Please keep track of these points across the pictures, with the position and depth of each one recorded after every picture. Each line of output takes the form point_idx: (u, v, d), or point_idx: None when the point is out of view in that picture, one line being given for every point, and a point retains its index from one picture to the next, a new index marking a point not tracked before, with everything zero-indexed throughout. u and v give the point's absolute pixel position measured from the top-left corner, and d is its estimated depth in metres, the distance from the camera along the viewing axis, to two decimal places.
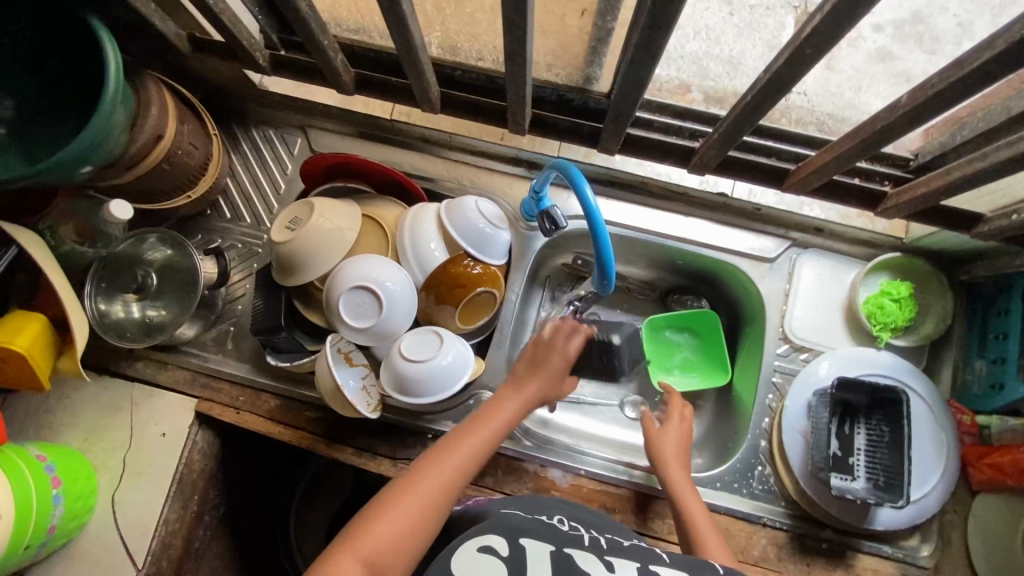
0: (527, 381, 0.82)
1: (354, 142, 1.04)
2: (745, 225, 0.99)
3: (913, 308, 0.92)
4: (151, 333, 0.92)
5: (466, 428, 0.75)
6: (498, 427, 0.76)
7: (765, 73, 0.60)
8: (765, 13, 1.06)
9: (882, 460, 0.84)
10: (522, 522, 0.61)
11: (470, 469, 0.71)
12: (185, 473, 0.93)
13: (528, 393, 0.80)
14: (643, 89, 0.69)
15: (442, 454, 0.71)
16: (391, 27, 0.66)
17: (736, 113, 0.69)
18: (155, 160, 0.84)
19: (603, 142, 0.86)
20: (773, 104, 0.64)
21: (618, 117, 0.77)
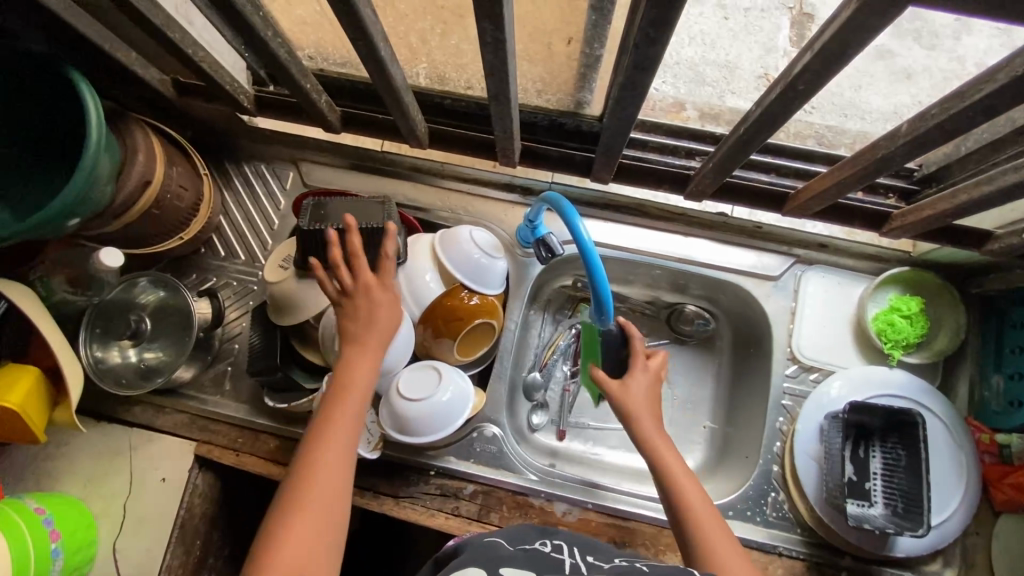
0: (365, 330, 0.76)
1: (347, 173, 1.03)
2: (746, 244, 0.97)
3: (925, 323, 0.89)
4: (148, 377, 0.91)
5: (333, 405, 0.71)
6: (367, 372, 0.74)
7: (756, 107, 0.58)
8: (760, 16, 1.06)
9: (899, 484, 0.81)
10: (501, 552, 0.61)
11: (354, 424, 0.71)
12: (186, 518, 0.92)
13: (375, 346, 0.76)
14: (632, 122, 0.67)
15: (322, 439, 0.68)
16: (370, 69, 0.65)
17: (729, 142, 0.66)
18: (144, 206, 0.83)
19: (596, 172, 0.84)
20: (767, 137, 0.62)
21: (609, 151, 0.75)
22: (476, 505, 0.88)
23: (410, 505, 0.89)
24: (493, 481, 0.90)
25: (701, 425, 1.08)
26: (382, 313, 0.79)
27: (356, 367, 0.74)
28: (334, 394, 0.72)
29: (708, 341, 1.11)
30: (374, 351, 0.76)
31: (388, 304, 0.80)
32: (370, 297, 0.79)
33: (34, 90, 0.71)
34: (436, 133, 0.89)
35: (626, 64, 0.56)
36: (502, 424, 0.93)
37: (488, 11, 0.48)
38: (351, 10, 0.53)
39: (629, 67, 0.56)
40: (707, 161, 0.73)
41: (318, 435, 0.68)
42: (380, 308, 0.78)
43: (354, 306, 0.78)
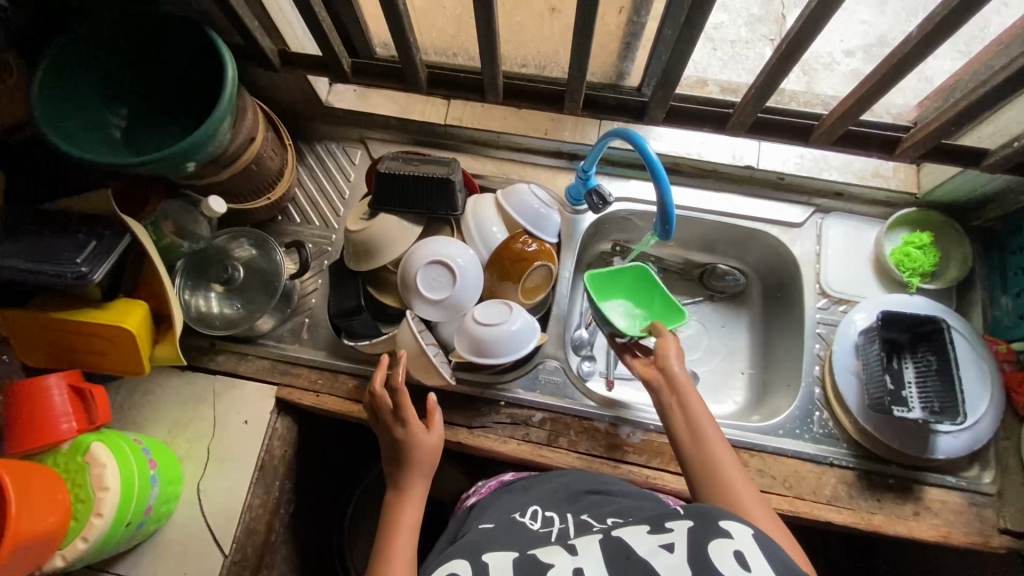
0: (400, 467, 0.83)
1: (410, 148, 1.16)
2: (771, 195, 1.09)
3: (936, 254, 1.01)
4: (234, 324, 0.98)
5: (391, 530, 0.78)
6: (414, 496, 0.82)
7: (799, 20, 0.72)
8: (746, 47, 1.18)
9: (933, 387, 0.89)
10: (486, 539, 0.72)
11: (409, 538, 0.78)
12: (267, 458, 0.97)
13: (413, 479, 0.83)
14: (683, 60, 0.81)
15: (386, 554, 0.75)
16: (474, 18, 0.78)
17: (773, 61, 0.79)
18: (247, 159, 0.94)
19: (649, 112, 0.93)
20: (803, 51, 0.75)
21: (667, 81, 0.85)
22: (546, 431, 0.95)
23: (484, 433, 0.95)
24: (560, 408, 0.96)
25: (739, 371, 1.15)
26: (410, 446, 0.84)
27: (403, 503, 0.81)
28: (388, 519, 0.80)
29: (740, 295, 1.20)
30: (418, 487, 0.83)
31: (419, 433, 0.85)
32: (401, 432, 0.85)
33: (174, 46, 0.83)
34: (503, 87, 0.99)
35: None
36: (563, 358, 1.01)
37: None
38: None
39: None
40: (747, 93, 0.86)
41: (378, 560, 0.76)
42: (411, 441, 0.84)
43: (391, 445, 0.86)
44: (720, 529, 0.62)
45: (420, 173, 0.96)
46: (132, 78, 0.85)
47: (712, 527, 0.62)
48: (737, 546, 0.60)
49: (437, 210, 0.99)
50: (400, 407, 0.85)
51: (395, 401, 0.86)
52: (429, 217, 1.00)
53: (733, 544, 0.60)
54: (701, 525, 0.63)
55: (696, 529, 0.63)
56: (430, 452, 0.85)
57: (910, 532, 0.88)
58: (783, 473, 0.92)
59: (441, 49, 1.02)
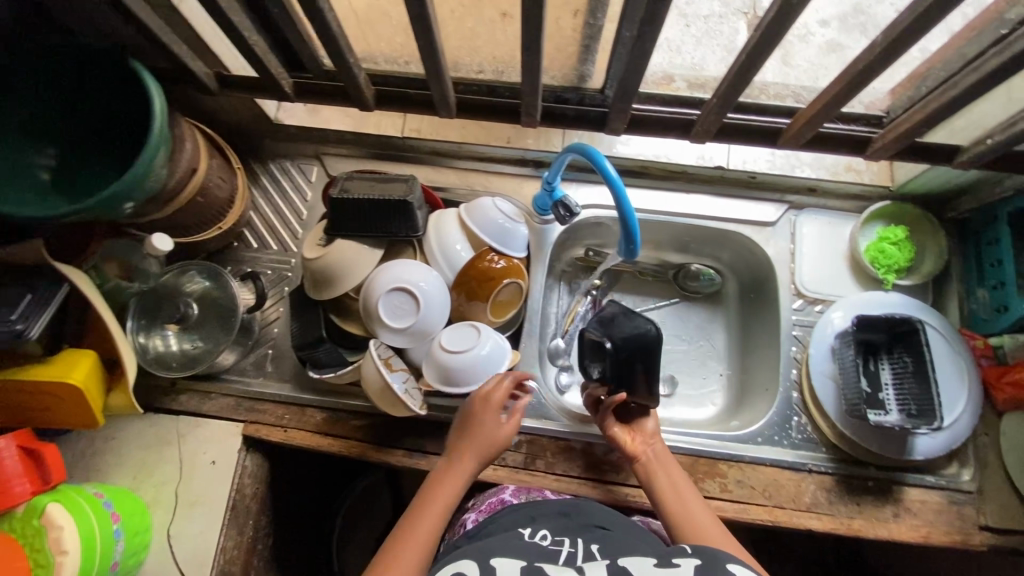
0: (463, 446, 0.82)
1: (368, 162, 1.10)
2: (742, 193, 1.06)
3: (911, 249, 0.99)
4: (194, 362, 0.94)
5: (419, 512, 0.76)
6: (457, 477, 0.80)
7: (755, 32, 0.68)
8: (719, 22, 1.09)
9: (910, 389, 0.88)
10: (495, 544, 0.68)
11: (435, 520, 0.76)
12: (238, 499, 0.94)
13: (470, 462, 0.81)
14: (641, 70, 0.76)
15: (409, 527, 0.75)
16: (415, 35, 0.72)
17: (736, 66, 0.74)
18: (191, 191, 0.89)
19: (609, 123, 0.89)
20: (765, 57, 0.72)
21: (625, 94, 0.81)
22: (522, 455, 0.93)
23: None
24: (536, 430, 0.94)
25: (718, 372, 1.14)
26: (481, 431, 0.83)
27: (444, 484, 0.79)
28: (420, 499, 0.78)
29: (716, 295, 1.18)
30: (467, 468, 0.81)
31: (494, 426, 0.83)
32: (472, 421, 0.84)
33: (97, 79, 0.77)
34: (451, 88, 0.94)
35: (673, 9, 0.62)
36: (536, 376, 0.99)
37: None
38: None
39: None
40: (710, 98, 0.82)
41: (399, 538, 0.74)
42: (484, 426, 0.83)
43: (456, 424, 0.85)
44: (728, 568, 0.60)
45: (376, 195, 0.91)
46: (56, 114, 0.80)
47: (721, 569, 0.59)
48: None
49: (397, 233, 0.94)
50: (492, 396, 0.85)
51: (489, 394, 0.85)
52: (389, 239, 0.95)
53: None
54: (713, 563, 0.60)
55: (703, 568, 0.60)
56: (495, 447, 0.82)
57: (890, 535, 0.88)
58: (763, 482, 0.91)
59: (392, 58, 0.96)
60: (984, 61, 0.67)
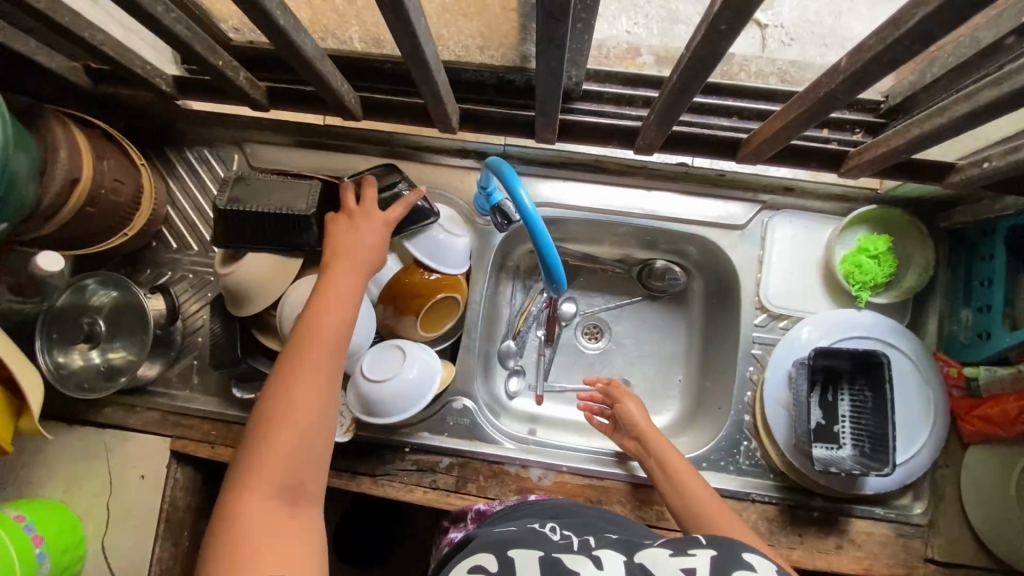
0: (349, 245, 0.75)
1: (292, 151, 0.99)
2: (708, 193, 0.94)
3: (893, 263, 0.87)
4: (111, 377, 0.89)
5: (308, 323, 0.68)
6: (350, 285, 0.72)
7: (685, 51, 0.56)
8: None
9: (866, 425, 0.81)
10: (509, 536, 0.62)
11: (335, 338, 0.68)
12: (170, 512, 0.92)
13: (356, 260, 0.74)
14: (559, 84, 0.63)
15: (300, 346, 0.66)
16: (278, 47, 0.59)
17: (663, 97, 0.67)
18: (77, 204, 0.79)
19: (540, 135, 0.86)
20: (703, 79, 0.60)
21: (546, 106, 0.72)
22: (454, 478, 0.89)
23: (388, 482, 0.90)
24: (467, 453, 0.90)
25: (678, 378, 1.07)
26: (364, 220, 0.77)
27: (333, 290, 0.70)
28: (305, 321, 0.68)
29: (682, 295, 1.09)
30: (357, 271, 0.74)
31: (378, 232, 0.77)
32: (362, 226, 0.77)
33: None
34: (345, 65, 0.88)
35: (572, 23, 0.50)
36: (473, 395, 0.93)
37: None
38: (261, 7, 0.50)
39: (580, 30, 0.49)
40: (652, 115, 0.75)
41: (286, 359, 0.65)
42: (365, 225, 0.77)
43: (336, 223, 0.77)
44: (743, 561, 0.52)
45: (272, 206, 0.82)
46: None
47: (735, 560, 0.52)
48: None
49: (308, 246, 0.86)
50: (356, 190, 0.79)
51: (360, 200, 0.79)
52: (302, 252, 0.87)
53: None
54: (727, 555, 0.52)
55: (719, 563, 0.52)
56: (385, 229, 0.78)
57: (830, 567, 0.84)
58: None
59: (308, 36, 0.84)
60: (977, 84, 0.54)
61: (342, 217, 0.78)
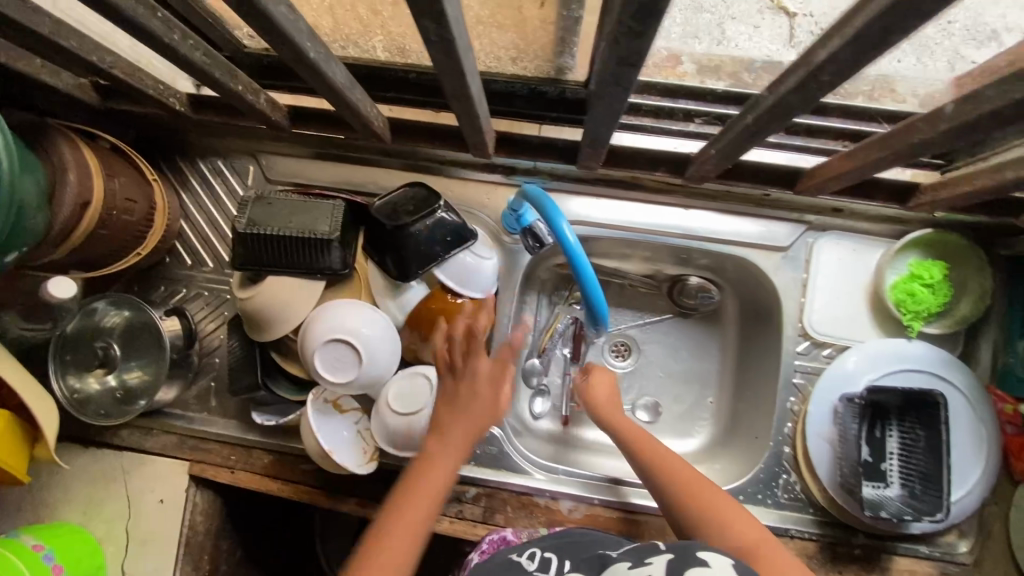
0: (456, 411, 0.66)
1: (310, 164, 0.93)
2: (750, 213, 0.89)
3: (948, 291, 0.82)
4: (126, 402, 0.86)
5: (404, 495, 0.63)
6: (450, 465, 0.64)
7: (767, 97, 0.52)
8: None
9: (917, 465, 0.77)
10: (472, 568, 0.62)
11: (423, 511, 0.61)
12: (190, 537, 0.90)
13: (461, 434, 0.65)
14: (616, 121, 0.60)
15: (391, 515, 0.61)
16: (305, 76, 0.55)
17: (732, 131, 0.62)
18: (88, 228, 0.74)
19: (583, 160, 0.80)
20: (780, 123, 0.57)
21: (596, 142, 0.68)
22: (481, 508, 0.87)
23: None
24: (496, 483, 0.87)
25: (708, 401, 1.03)
26: (478, 402, 0.66)
27: (433, 469, 0.64)
28: (404, 486, 0.63)
29: (714, 313, 1.04)
30: (459, 442, 0.65)
31: (491, 388, 0.66)
32: (469, 379, 0.67)
33: None
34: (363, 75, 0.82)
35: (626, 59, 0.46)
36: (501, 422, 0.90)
37: (432, 11, 0.40)
38: (289, 41, 0.47)
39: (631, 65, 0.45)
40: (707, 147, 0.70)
41: (378, 523, 0.61)
42: (474, 379, 0.67)
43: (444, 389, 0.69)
44: (698, 559, 0.54)
45: (292, 229, 0.78)
46: None
47: (689, 559, 0.54)
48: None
49: (331, 268, 0.81)
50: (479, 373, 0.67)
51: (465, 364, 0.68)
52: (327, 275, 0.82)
53: None
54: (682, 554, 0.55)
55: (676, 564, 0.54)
56: (491, 381, 0.66)
57: None
58: None
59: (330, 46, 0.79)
60: None
61: (456, 376, 0.68)
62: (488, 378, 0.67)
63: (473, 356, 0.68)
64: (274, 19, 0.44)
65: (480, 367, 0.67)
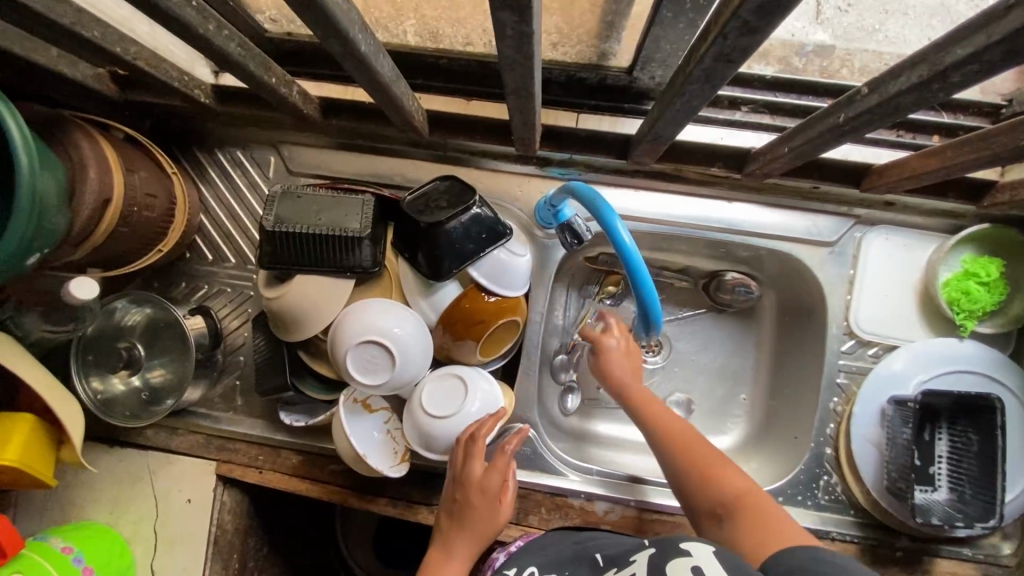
0: (458, 530, 0.69)
1: (334, 154, 0.89)
2: (797, 206, 0.85)
3: (1004, 289, 0.79)
4: (151, 404, 0.84)
5: None
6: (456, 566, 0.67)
7: (867, 90, 0.50)
8: None
9: (967, 470, 0.75)
10: None
11: None
12: (219, 536, 0.88)
13: (465, 546, 0.68)
14: (690, 117, 0.57)
15: None
16: (347, 68, 0.52)
17: (810, 129, 0.59)
18: (109, 225, 0.71)
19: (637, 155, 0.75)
20: (870, 123, 0.54)
21: (657, 139, 0.66)
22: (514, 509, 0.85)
23: None
24: (530, 484, 0.86)
25: (741, 397, 1.00)
26: (482, 517, 0.69)
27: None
28: None
29: (750, 310, 1.00)
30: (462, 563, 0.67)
31: (491, 507, 0.70)
32: (471, 511, 0.70)
33: None
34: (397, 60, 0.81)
35: (702, 53, 0.43)
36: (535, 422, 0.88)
37: (508, 2, 0.37)
38: (340, 34, 0.44)
39: (709, 59, 0.43)
40: (776, 141, 0.67)
41: None
42: (471, 476, 0.71)
43: (448, 497, 0.73)
44: (680, 549, 0.56)
45: (322, 227, 0.75)
46: None
47: (672, 549, 0.57)
48: (698, 564, 0.54)
49: (360, 266, 0.78)
50: (475, 442, 0.74)
51: (467, 453, 0.73)
52: (354, 273, 0.79)
53: (693, 560, 0.54)
54: (664, 548, 0.57)
55: (656, 557, 0.57)
56: (492, 497, 0.70)
57: None
58: None
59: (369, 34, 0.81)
60: None
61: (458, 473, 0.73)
62: (490, 483, 0.71)
63: (472, 452, 0.73)
64: (327, 9, 0.41)
65: (477, 458, 0.72)
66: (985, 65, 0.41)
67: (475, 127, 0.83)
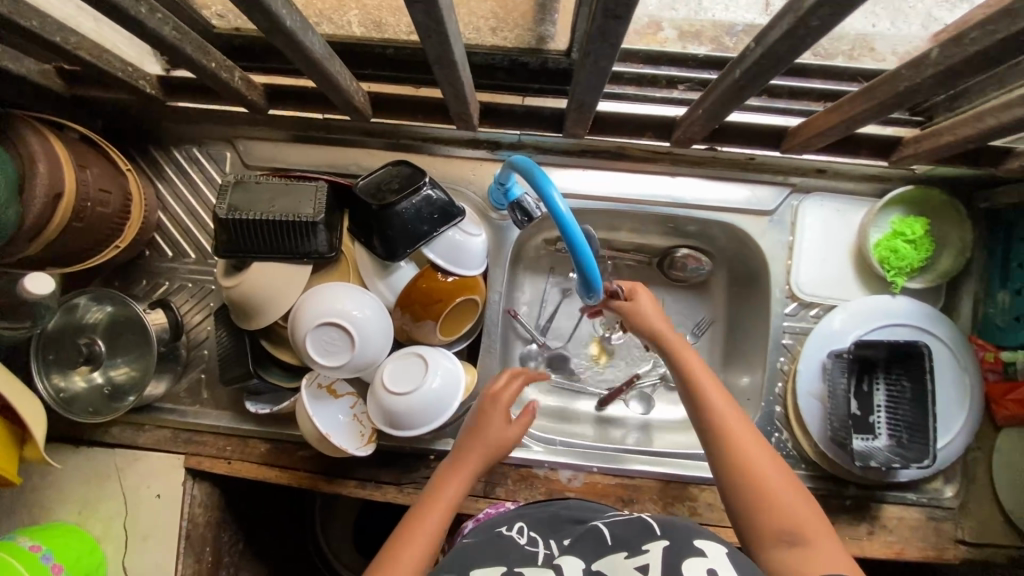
0: (478, 440, 0.68)
1: (289, 146, 0.91)
2: (736, 178, 0.89)
3: (929, 246, 0.84)
4: (115, 399, 0.84)
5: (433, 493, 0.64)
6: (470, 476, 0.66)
7: (759, 48, 0.54)
8: None
9: (903, 415, 0.80)
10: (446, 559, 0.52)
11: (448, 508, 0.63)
12: (191, 529, 0.88)
13: (484, 460, 0.67)
14: (601, 83, 0.61)
15: (419, 516, 0.62)
16: (278, 45, 0.55)
17: (720, 90, 0.63)
18: (62, 219, 0.72)
19: (570, 128, 0.80)
20: (767, 77, 0.58)
21: (582, 107, 0.70)
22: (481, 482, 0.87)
23: (414, 490, 0.87)
24: None
25: None
26: (503, 434, 0.69)
27: (458, 480, 0.65)
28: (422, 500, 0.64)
29: (703, 284, 1.04)
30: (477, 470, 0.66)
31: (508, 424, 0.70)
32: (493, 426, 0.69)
33: None
34: (343, 50, 0.83)
35: (597, 12, 0.46)
36: None
37: None
38: (262, 7, 0.47)
39: (601, 16, 0.46)
40: (697, 111, 0.71)
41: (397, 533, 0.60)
42: (501, 397, 0.71)
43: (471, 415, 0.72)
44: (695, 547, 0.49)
45: (276, 213, 0.77)
46: None
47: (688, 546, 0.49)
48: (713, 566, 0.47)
49: (317, 251, 0.80)
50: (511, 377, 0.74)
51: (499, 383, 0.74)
52: (310, 259, 0.80)
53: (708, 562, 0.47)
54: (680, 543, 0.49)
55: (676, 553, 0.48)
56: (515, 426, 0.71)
57: (864, 553, 0.84)
58: None
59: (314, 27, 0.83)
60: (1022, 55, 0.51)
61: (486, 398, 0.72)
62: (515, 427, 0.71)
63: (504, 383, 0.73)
64: None
65: (511, 385, 0.73)
66: (838, 8, 0.45)
67: (423, 111, 0.87)
